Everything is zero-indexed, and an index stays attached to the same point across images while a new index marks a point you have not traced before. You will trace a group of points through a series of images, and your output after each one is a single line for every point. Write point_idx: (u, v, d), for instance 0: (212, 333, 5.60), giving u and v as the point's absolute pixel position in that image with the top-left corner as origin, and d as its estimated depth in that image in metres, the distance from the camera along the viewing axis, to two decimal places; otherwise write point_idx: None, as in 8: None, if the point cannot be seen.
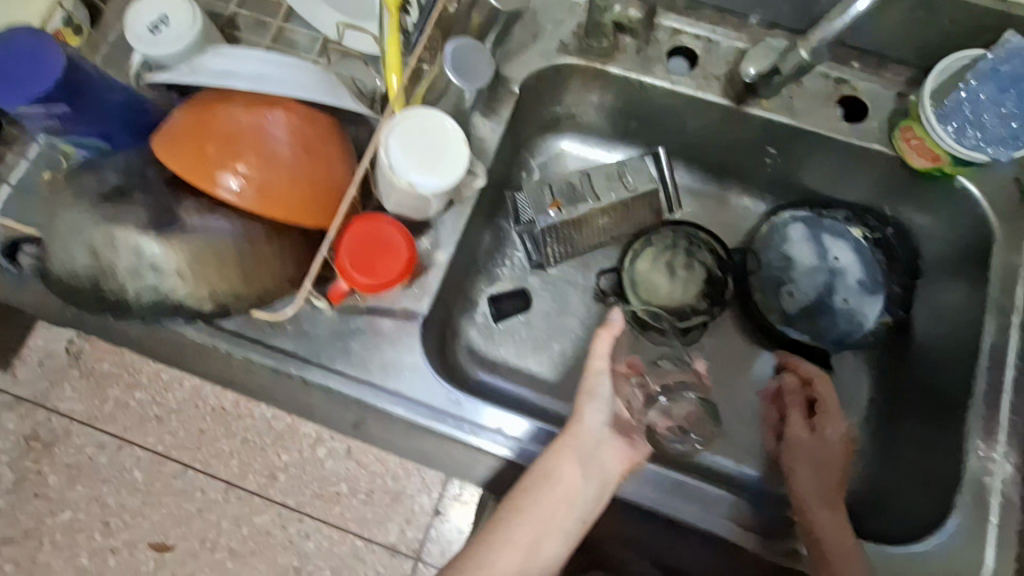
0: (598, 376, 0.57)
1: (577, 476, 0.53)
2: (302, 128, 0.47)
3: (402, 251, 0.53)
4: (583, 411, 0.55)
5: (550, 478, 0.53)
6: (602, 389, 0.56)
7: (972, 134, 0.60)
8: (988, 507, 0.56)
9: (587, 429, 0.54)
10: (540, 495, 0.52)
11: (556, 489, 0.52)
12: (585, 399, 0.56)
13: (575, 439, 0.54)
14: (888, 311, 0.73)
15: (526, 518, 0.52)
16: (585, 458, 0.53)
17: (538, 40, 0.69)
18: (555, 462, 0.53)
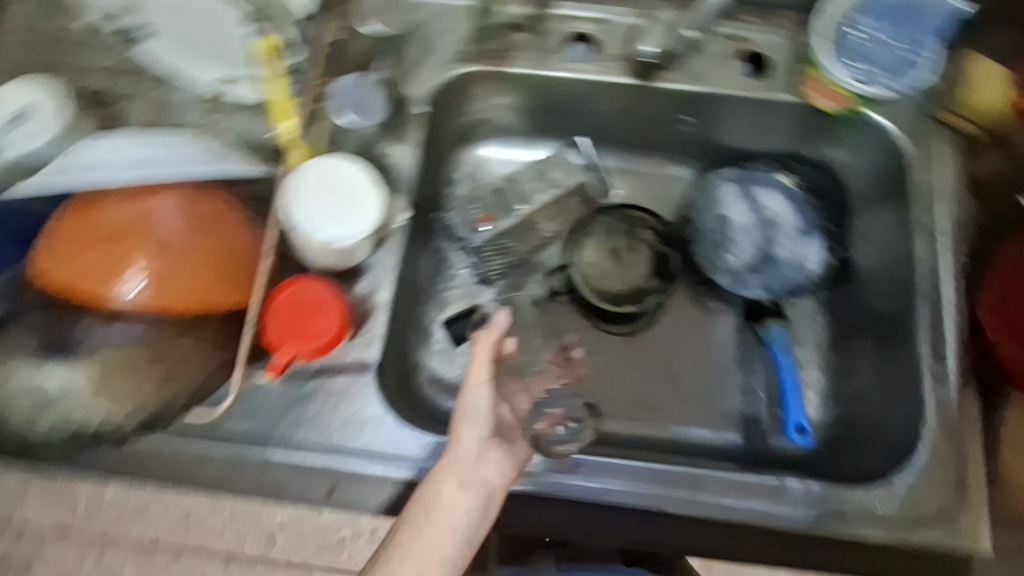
0: (478, 387, 0.53)
1: (457, 496, 0.48)
2: (194, 206, 0.45)
3: (332, 307, 0.49)
4: (460, 430, 0.52)
5: (428, 505, 0.48)
6: (483, 398, 0.53)
7: (868, 71, 0.63)
8: (952, 424, 0.58)
9: (465, 447, 0.51)
10: (416, 530, 0.47)
11: (436, 522, 0.47)
12: (460, 415, 0.53)
13: (453, 462, 0.50)
14: (827, 250, 0.73)
15: (402, 558, 0.45)
16: (466, 480, 0.49)
17: (434, 53, 0.66)
18: (429, 492, 0.49)
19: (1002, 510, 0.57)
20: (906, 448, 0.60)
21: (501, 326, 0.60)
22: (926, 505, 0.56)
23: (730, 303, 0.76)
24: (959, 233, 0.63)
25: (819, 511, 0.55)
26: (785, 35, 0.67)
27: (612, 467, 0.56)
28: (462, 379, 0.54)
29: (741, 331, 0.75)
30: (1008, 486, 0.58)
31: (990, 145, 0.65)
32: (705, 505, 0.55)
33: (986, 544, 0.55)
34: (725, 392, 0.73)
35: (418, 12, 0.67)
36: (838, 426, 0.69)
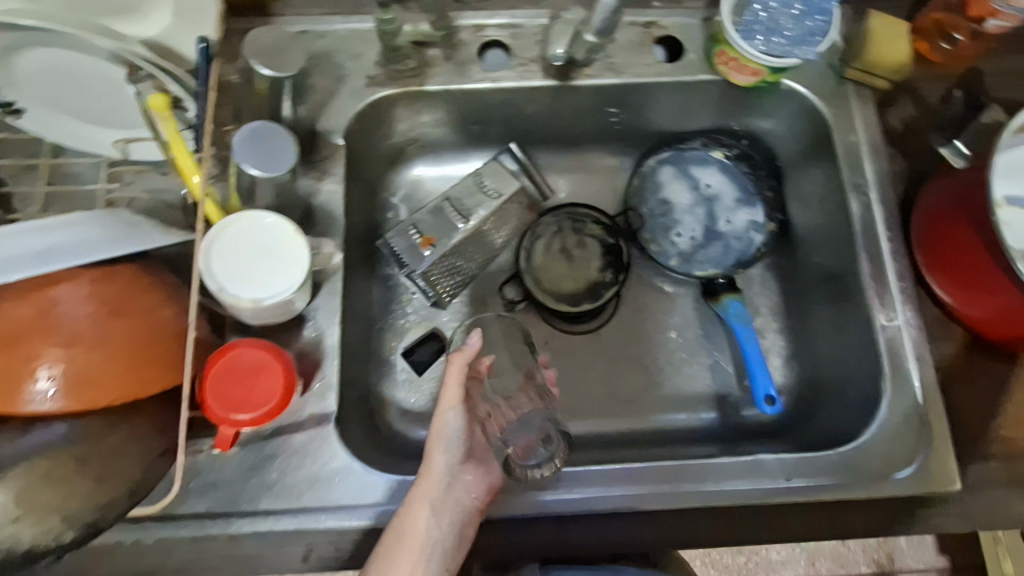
0: (449, 411, 0.52)
1: (431, 525, 0.48)
2: (100, 289, 0.41)
3: (275, 365, 0.47)
4: (433, 456, 0.51)
5: (402, 537, 0.47)
6: (454, 420, 0.52)
7: (778, 41, 0.61)
8: (907, 372, 0.60)
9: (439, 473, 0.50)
10: (392, 564, 0.46)
11: (413, 554, 0.46)
12: (433, 439, 0.51)
13: (428, 489, 0.49)
14: (768, 217, 0.74)
15: None
16: (441, 506, 0.49)
17: (344, 82, 0.64)
18: (404, 523, 0.47)
19: (965, 446, 0.59)
20: (872, 403, 0.61)
21: (475, 347, 0.57)
22: (890, 454, 0.58)
23: (685, 284, 0.76)
24: (888, 185, 0.64)
25: (799, 476, 0.57)
26: (693, 15, 0.67)
27: (591, 474, 0.57)
28: (435, 403, 0.53)
29: (699, 310, 0.75)
30: (967, 421, 0.59)
31: (901, 95, 0.66)
32: (687, 495, 0.56)
33: (955, 481, 0.57)
34: (691, 373, 0.73)
35: (324, 42, 0.65)
36: (804, 388, 0.70)
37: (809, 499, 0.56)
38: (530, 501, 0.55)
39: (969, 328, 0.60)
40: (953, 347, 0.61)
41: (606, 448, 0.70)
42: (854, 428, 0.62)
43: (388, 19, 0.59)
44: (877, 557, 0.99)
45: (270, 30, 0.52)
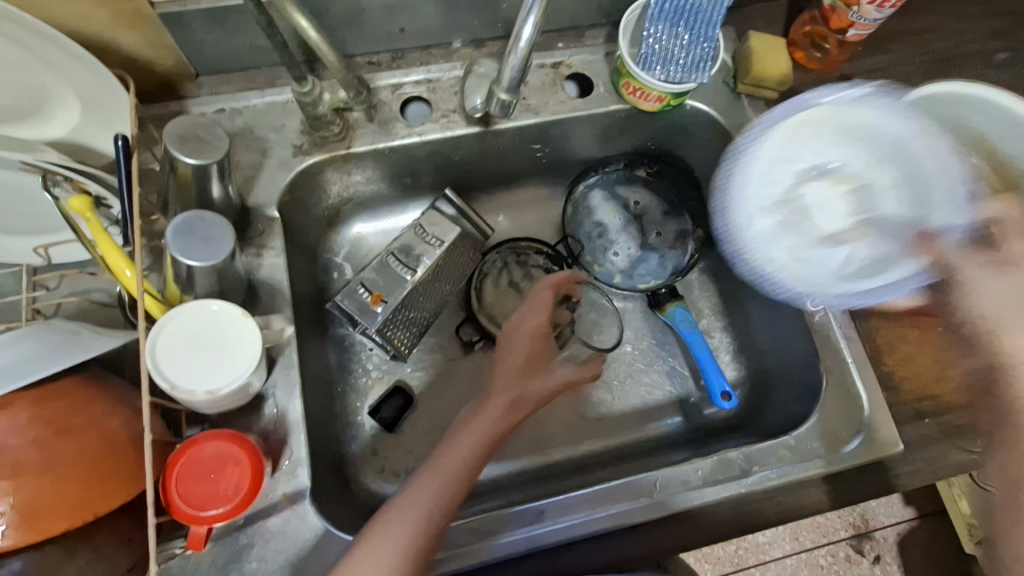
0: (560, 374, 0.65)
1: (505, 408, 0.58)
2: (39, 409, 0.39)
3: (239, 453, 0.46)
4: (459, 439, 0.55)
5: (478, 412, 0.58)
6: (570, 379, 0.65)
7: (674, 68, 0.65)
8: (840, 350, 0.65)
9: (456, 462, 0.52)
10: (464, 428, 0.56)
11: (397, 544, 0.47)
12: (489, 416, 0.57)
13: (434, 479, 0.51)
14: (695, 225, 0.79)
15: (448, 447, 0.54)
16: (449, 502, 0.51)
17: (269, 154, 0.64)
18: (396, 515, 0.49)
19: (899, 409, 0.64)
20: (814, 386, 0.66)
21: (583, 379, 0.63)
22: (838, 426, 0.63)
23: (632, 297, 0.80)
24: None
25: (765, 464, 0.61)
26: (595, 52, 0.72)
27: (573, 500, 0.58)
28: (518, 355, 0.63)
29: (648, 321, 0.79)
30: (898, 386, 0.65)
31: (790, 101, 0.74)
32: (665, 502, 0.59)
33: (899, 443, 0.62)
34: (650, 382, 0.77)
35: (244, 117, 0.65)
36: (754, 380, 0.75)
37: (775, 485, 0.60)
38: (517, 537, 0.56)
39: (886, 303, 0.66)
40: (875, 320, 0.67)
41: (583, 471, 0.72)
42: (801, 411, 0.66)
43: (306, 93, 0.58)
44: (853, 522, 1.02)
45: (186, 118, 0.52)
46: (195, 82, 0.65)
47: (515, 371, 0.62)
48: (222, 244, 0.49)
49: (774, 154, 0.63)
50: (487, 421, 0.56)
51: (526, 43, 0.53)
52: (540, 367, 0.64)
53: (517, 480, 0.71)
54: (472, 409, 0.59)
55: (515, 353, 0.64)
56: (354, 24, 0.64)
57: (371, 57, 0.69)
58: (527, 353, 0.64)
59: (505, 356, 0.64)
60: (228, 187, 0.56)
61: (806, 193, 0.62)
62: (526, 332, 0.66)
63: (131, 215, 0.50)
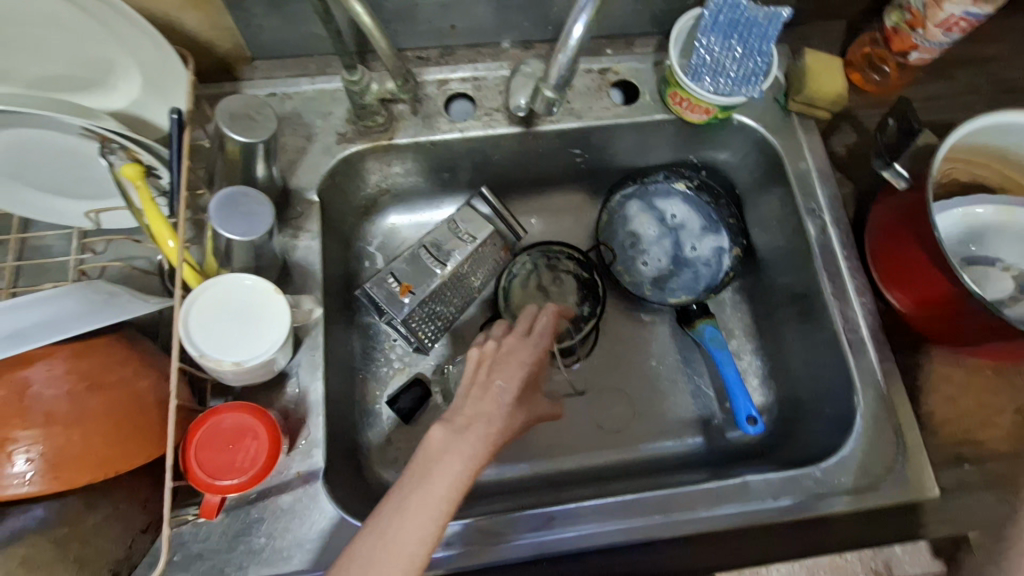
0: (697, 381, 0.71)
1: (500, 403, 0.51)
2: (76, 364, 0.40)
3: (260, 427, 0.47)
4: (456, 433, 0.48)
5: (484, 391, 0.51)
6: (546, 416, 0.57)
7: (724, 80, 0.64)
8: (876, 382, 0.62)
9: (446, 460, 0.46)
10: (476, 403, 0.50)
11: (406, 543, 0.42)
12: (478, 414, 0.49)
13: (425, 483, 0.45)
14: (733, 243, 0.76)
15: (467, 422, 0.49)
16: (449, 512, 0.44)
17: (314, 140, 0.66)
18: (394, 522, 0.43)
19: (937, 450, 0.61)
20: (846, 419, 0.63)
21: (547, 413, 0.57)
22: (869, 462, 0.60)
23: (660, 313, 0.78)
24: (839, 208, 0.68)
25: (786, 495, 0.58)
26: (644, 60, 0.72)
27: (584, 509, 0.57)
28: (505, 369, 0.53)
29: (676, 338, 0.77)
30: (937, 427, 0.62)
31: (842, 123, 0.71)
32: (678, 522, 0.57)
33: (934, 487, 0.59)
34: (674, 400, 0.75)
35: (294, 103, 0.67)
36: (780, 407, 0.72)
37: (796, 518, 0.58)
38: (524, 541, 0.55)
39: (930, 339, 0.63)
40: (916, 355, 0.64)
41: (596, 482, 0.70)
42: (831, 444, 0.63)
43: (355, 81, 0.59)
44: None
45: (239, 98, 0.54)
46: (251, 66, 0.67)
47: (505, 402, 0.51)
48: (240, 229, 0.49)
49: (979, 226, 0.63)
50: (476, 427, 0.48)
51: (575, 41, 0.52)
52: (527, 396, 0.55)
53: (529, 484, 0.70)
54: (465, 404, 0.50)
55: (496, 382, 0.52)
56: (406, 18, 0.65)
57: (421, 52, 0.70)
58: (520, 373, 0.53)
59: (496, 372, 0.53)
60: (272, 168, 0.58)
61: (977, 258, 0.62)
62: (526, 343, 0.56)
63: (179, 187, 0.52)
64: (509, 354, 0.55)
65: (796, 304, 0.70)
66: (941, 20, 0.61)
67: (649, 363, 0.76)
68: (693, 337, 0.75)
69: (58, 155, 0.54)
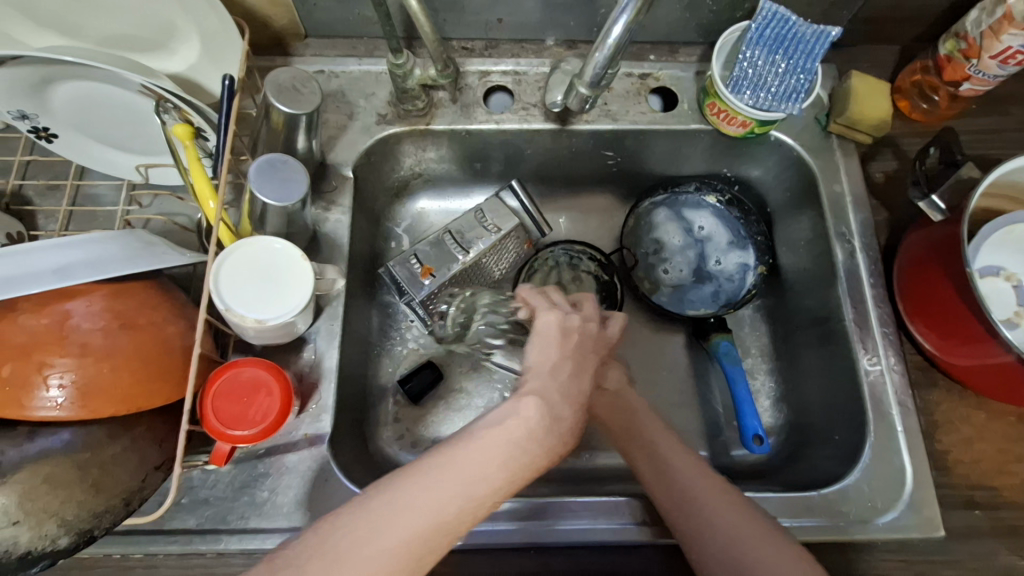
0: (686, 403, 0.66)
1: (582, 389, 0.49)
2: (113, 303, 0.43)
3: (274, 384, 0.49)
4: (547, 403, 0.44)
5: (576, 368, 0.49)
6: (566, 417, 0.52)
7: (764, 95, 0.64)
8: (889, 416, 0.61)
9: (519, 443, 0.41)
10: (563, 379, 0.47)
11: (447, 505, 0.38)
12: (564, 396, 0.46)
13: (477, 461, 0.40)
14: (759, 260, 0.76)
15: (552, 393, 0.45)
16: (490, 501, 0.39)
17: (355, 118, 0.68)
18: (429, 493, 0.38)
19: (947, 492, 0.59)
20: (855, 448, 0.62)
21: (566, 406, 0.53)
22: (874, 494, 0.58)
23: (677, 323, 0.77)
24: (871, 235, 0.67)
25: (785, 516, 0.57)
26: (686, 69, 0.72)
27: (578, 505, 0.57)
28: (580, 357, 0.51)
29: (690, 350, 0.77)
30: (950, 468, 0.60)
31: (883, 150, 0.70)
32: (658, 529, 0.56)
33: (940, 529, 0.57)
34: (682, 411, 0.74)
35: (339, 81, 0.69)
36: (788, 431, 0.71)
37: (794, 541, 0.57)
38: (515, 529, 0.56)
39: (951, 377, 0.62)
40: (935, 392, 0.63)
41: (594, 482, 0.70)
42: (837, 472, 0.62)
43: (399, 65, 0.61)
44: None
45: (287, 71, 0.56)
46: (303, 42, 0.70)
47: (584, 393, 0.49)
48: (273, 192, 0.51)
49: (998, 248, 0.62)
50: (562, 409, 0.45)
51: (615, 40, 0.52)
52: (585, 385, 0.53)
53: (528, 476, 0.70)
54: (549, 376, 0.47)
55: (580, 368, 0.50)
56: (456, 8, 0.67)
57: (466, 43, 0.72)
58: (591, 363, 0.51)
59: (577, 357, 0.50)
60: (312, 142, 0.60)
61: (995, 280, 0.62)
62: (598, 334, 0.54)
63: (223, 150, 0.54)
64: (585, 345, 0.52)
65: (817, 328, 0.69)
66: (998, 51, 0.59)
67: (659, 372, 0.75)
68: (708, 351, 0.75)
69: (116, 110, 0.57)
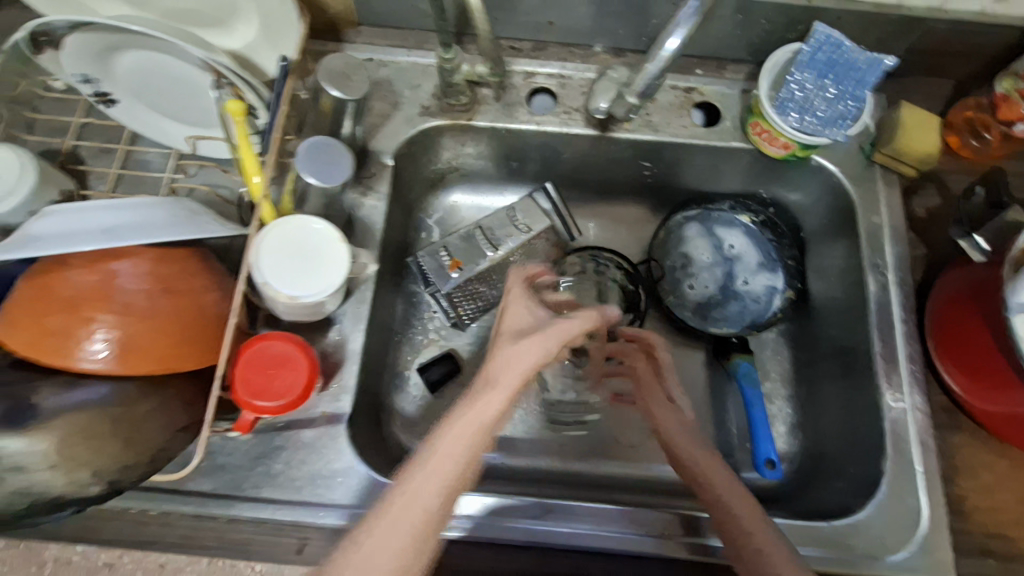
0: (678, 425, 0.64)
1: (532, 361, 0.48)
2: (157, 267, 0.45)
3: (300, 360, 0.50)
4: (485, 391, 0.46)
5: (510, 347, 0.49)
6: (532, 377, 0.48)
7: (810, 118, 0.63)
8: (910, 454, 0.60)
9: (469, 436, 0.43)
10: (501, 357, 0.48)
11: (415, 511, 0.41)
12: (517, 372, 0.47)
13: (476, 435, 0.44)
14: (788, 285, 0.75)
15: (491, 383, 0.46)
16: (454, 495, 0.42)
17: (399, 108, 0.69)
18: (405, 494, 0.41)
19: (961, 538, 0.58)
20: (870, 483, 0.61)
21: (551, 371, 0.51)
22: (886, 532, 0.57)
23: (697, 340, 0.77)
24: (907, 269, 0.66)
25: (791, 543, 0.57)
26: (732, 86, 0.72)
27: (584, 510, 0.58)
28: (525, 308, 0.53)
29: (710, 368, 0.76)
30: (967, 514, 0.59)
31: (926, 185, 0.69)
32: (688, 545, 0.56)
33: None
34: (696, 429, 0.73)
35: (387, 70, 0.70)
36: (802, 460, 0.70)
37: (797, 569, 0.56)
38: (520, 526, 0.57)
39: (976, 421, 0.61)
40: (958, 435, 0.62)
41: (600, 490, 0.70)
42: (848, 504, 0.61)
43: (449, 60, 0.62)
44: None
45: (340, 57, 0.57)
46: (355, 30, 0.71)
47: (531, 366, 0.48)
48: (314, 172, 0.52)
49: None
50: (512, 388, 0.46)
51: (669, 53, 0.53)
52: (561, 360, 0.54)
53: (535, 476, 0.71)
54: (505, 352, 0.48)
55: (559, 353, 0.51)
56: (508, 8, 0.68)
57: (515, 43, 0.72)
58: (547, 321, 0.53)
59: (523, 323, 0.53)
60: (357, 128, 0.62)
61: None
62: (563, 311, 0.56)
63: (273, 129, 0.56)
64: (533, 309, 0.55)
65: (840, 358, 0.69)
66: None
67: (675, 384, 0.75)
68: (727, 371, 0.74)
69: (175, 81, 0.59)
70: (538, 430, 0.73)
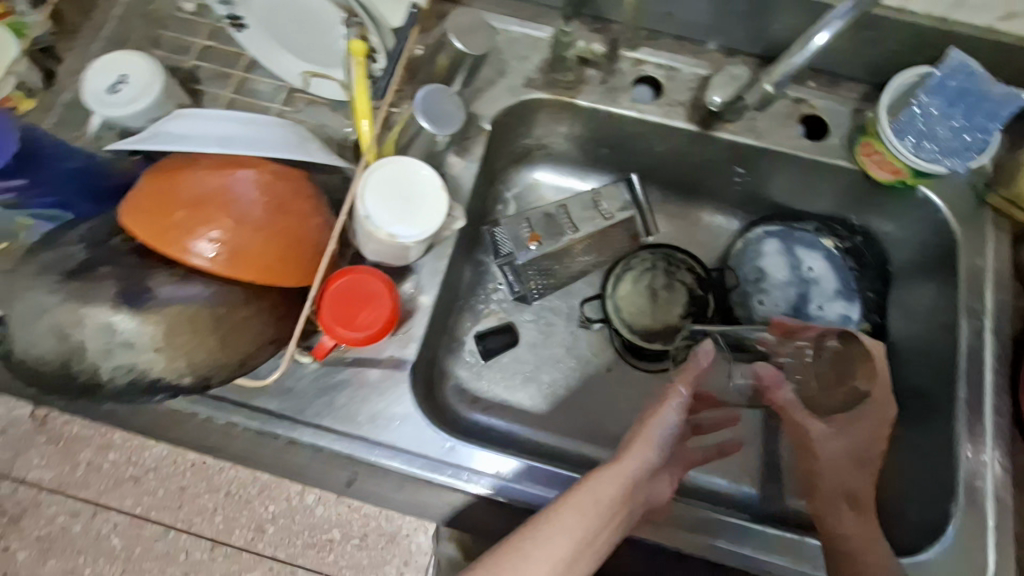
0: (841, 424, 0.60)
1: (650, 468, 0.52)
2: (271, 181, 0.46)
3: (387, 300, 0.51)
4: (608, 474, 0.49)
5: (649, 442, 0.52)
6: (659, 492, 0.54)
7: (928, 146, 0.61)
8: (983, 508, 0.57)
9: (588, 521, 0.47)
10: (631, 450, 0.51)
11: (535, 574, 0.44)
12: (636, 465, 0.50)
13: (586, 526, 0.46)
14: (865, 317, 0.73)
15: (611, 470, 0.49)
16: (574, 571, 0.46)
17: (504, 76, 0.69)
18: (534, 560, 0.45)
19: None
20: (933, 527, 0.59)
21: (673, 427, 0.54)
22: None
23: None
24: (1004, 319, 0.63)
25: None
26: (843, 104, 0.69)
27: None
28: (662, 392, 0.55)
29: None
30: None
31: None
32: (690, 541, 0.57)
33: None
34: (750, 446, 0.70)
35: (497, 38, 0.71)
36: None
37: None
38: None
39: None
40: None
41: None
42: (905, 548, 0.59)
43: None
44: None
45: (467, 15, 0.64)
46: None
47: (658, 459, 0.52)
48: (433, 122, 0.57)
49: None
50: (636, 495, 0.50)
51: (814, 49, 0.54)
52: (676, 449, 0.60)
53: (578, 461, 0.71)
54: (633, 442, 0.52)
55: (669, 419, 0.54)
56: None
57: None
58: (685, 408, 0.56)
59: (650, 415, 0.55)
60: None
61: None
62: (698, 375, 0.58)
63: (387, 82, 0.58)
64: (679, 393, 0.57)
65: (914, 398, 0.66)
66: None
67: None
68: None
69: None
70: (587, 416, 0.73)
